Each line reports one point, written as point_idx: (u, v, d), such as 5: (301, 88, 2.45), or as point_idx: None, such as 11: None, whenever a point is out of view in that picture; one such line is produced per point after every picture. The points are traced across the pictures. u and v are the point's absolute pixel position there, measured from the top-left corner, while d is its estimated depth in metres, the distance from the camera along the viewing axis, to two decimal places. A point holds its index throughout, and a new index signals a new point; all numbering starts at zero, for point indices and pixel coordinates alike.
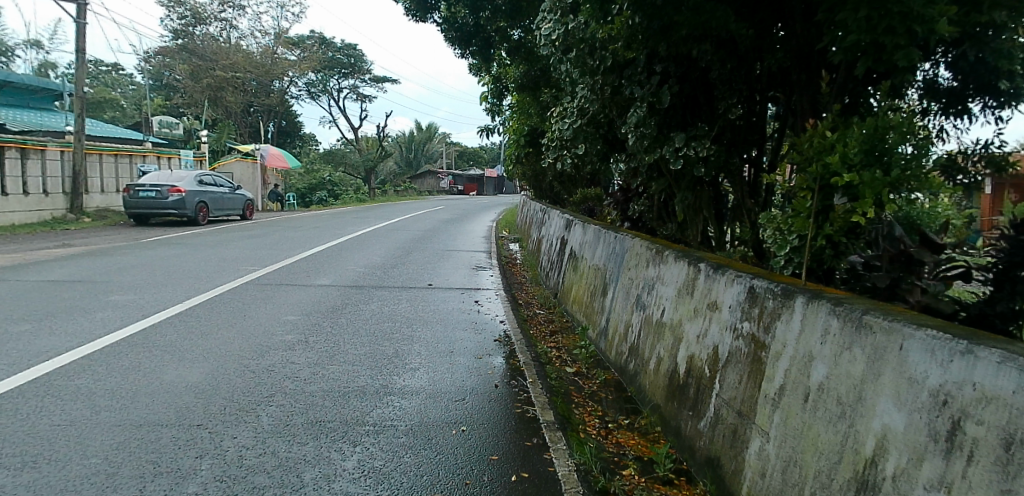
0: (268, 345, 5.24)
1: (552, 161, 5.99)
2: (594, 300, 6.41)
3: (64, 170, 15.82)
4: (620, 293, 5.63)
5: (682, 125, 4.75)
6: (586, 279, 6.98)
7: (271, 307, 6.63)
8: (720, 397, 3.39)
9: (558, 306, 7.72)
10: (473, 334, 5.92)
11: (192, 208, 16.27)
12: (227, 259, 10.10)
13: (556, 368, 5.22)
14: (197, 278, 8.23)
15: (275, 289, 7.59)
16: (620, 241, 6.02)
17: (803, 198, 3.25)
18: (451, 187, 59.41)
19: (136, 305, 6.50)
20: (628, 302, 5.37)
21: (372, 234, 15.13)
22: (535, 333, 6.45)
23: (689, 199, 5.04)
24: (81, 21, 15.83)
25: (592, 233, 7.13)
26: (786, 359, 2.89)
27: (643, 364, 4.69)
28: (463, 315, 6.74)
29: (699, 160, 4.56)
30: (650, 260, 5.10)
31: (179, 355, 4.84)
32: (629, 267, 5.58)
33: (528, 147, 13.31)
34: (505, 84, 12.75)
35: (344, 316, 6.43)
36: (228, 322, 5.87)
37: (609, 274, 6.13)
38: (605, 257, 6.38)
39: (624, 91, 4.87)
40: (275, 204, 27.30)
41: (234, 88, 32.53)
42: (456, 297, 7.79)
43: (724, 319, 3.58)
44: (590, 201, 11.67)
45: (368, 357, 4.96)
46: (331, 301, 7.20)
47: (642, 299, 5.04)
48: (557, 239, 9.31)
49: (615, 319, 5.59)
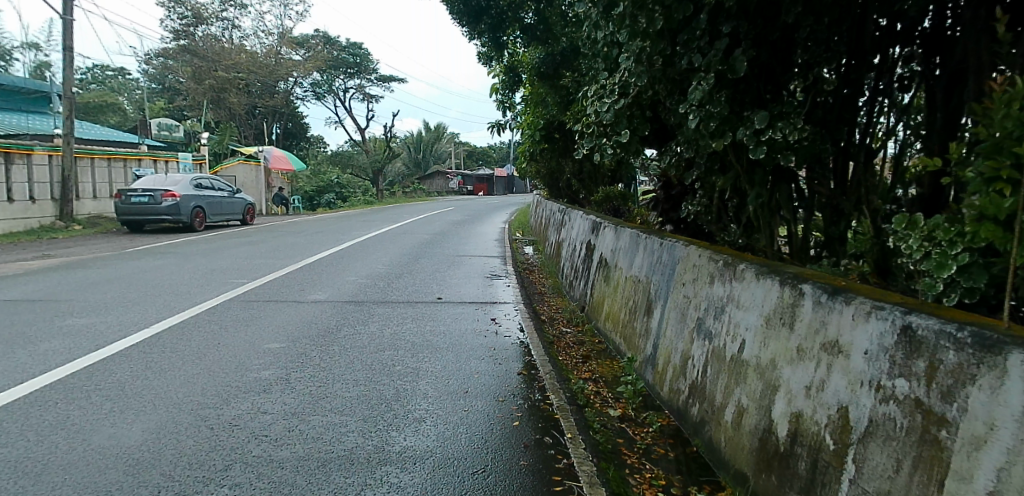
0: (239, 385, 4.23)
1: (585, 153, 4.87)
2: (634, 321, 5.37)
3: (53, 176, 15.00)
4: (672, 314, 4.57)
5: (758, 102, 3.69)
6: (621, 293, 5.92)
7: (253, 332, 5.62)
8: (860, 487, 2.33)
9: (587, 323, 6.68)
10: (490, 364, 4.86)
11: (187, 213, 15.36)
12: (215, 270, 9.12)
13: (598, 411, 4.18)
14: (176, 295, 7.25)
15: (262, 308, 6.59)
16: (669, 250, 4.96)
17: (996, 195, 2.09)
18: (461, 187, 58.62)
19: (93, 331, 5.51)
20: (685, 328, 4.31)
21: (377, 240, 14.16)
22: (565, 359, 5.42)
23: (764, 197, 4.00)
24: (68, 18, 15.01)
25: (629, 238, 6.07)
26: (995, 452, 1.77)
27: (712, 412, 3.64)
28: (478, 338, 5.68)
29: (786, 146, 3.48)
30: (715, 275, 4.03)
31: (123, 404, 3.82)
32: (682, 282, 4.52)
33: (544, 142, 12.31)
34: (518, 72, 11.78)
35: (337, 340, 5.41)
36: (197, 354, 4.87)
37: (654, 290, 5.07)
38: (647, 269, 5.33)
39: (680, 61, 3.83)
40: (280, 208, 26.54)
41: (237, 89, 31.74)
42: (469, 314, 6.74)
43: (856, 367, 2.50)
44: (614, 200, 10.65)
45: (362, 403, 3.94)
46: (324, 321, 6.20)
47: (707, 327, 3.97)
48: (581, 244, 8.26)
49: (667, 347, 4.53)
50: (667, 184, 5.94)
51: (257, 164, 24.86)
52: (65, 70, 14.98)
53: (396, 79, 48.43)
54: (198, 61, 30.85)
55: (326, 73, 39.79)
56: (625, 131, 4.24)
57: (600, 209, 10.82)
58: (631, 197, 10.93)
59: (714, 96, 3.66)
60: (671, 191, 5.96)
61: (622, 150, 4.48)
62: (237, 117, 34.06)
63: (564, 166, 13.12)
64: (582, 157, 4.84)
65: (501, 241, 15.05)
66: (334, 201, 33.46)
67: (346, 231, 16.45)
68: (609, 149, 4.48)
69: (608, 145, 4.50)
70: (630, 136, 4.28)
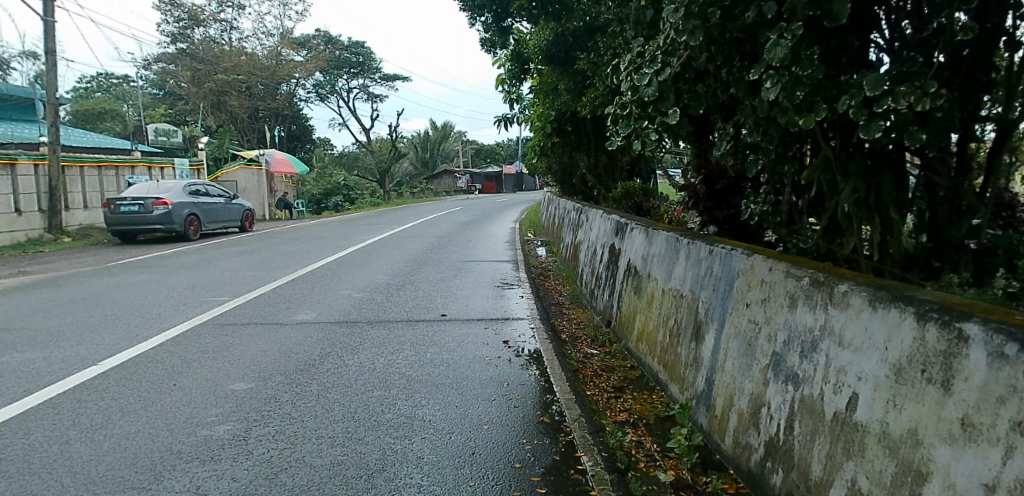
0: (184, 449, 3.29)
1: (620, 142, 3.89)
2: (678, 345, 4.42)
3: (39, 186, 14.23)
4: (734, 343, 3.59)
5: (859, 63, 2.75)
6: (657, 310, 4.97)
7: (219, 368, 4.70)
8: None
9: (614, 342, 5.73)
10: (503, 408, 3.90)
11: (181, 221, 14.55)
12: (197, 286, 8.23)
13: (645, 477, 3.21)
14: (145, 318, 6.35)
15: (238, 334, 5.68)
16: (723, 259, 3.97)
17: None
18: (470, 186, 57.71)
19: (29, 371, 4.59)
20: (755, 364, 3.33)
21: (380, 245, 13.28)
22: (593, 395, 4.46)
23: (862, 192, 3.01)
24: (49, 19, 14.29)
25: (665, 241, 5.11)
26: None
27: (808, 489, 2.66)
28: (489, 369, 4.73)
29: (909, 121, 2.49)
30: (799, 296, 3.04)
31: (21, 485, 2.88)
32: (747, 303, 3.54)
33: (555, 136, 11.36)
34: (525, 59, 10.86)
35: (318, 377, 4.47)
36: (142, 403, 3.94)
37: (704, 309, 4.09)
38: (693, 282, 4.36)
39: (749, 12, 2.84)
40: (284, 213, 25.77)
41: (238, 92, 31.10)
42: (477, 335, 5.78)
43: None
44: (635, 197, 9.74)
45: (336, 476, 2.98)
46: (308, 348, 5.29)
47: (791, 366, 2.99)
48: (603, 248, 7.30)
49: (728, 386, 3.55)
50: (709, 173, 5.02)
51: (258, 168, 24.07)
52: (47, 74, 14.21)
53: (400, 77, 47.56)
54: (197, 64, 30.23)
55: (329, 73, 39.05)
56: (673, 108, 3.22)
57: (619, 207, 9.91)
58: (653, 193, 10.00)
59: (801, 54, 2.67)
60: (714, 184, 5.02)
61: (670, 135, 3.48)
62: (239, 121, 33.35)
63: (578, 162, 12.15)
64: (615, 148, 3.84)
65: (511, 243, 14.11)
66: (342, 204, 32.62)
67: (348, 237, 15.55)
68: (652, 135, 3.47)
69: (650, 129, 3.49)
70: (679, 115, 3.28)
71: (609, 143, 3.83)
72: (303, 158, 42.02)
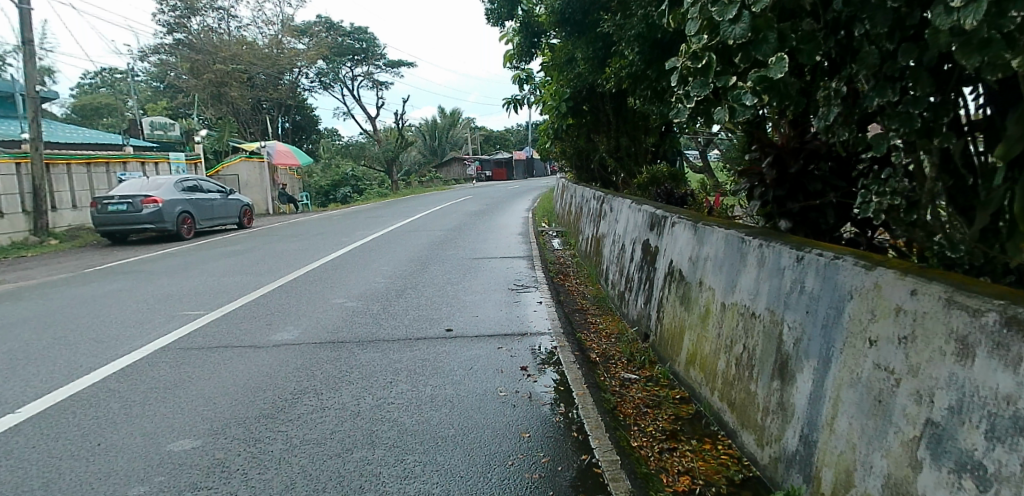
0: None
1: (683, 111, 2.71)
2: (750, 381, 3.38)
3: (22, 186, 13.39)
4: (851, 394, 2.55)
5: None
6: (715, 330, 3.93)
7: (163, 415, 3.73)
8: None
9: (656, 366, 4.69)
10: (523, 481, 2.88)
11: (172, 219, 13.62)
12: (172, 296, 7.28)
13: None
14: (98, 343, 5.38)
15: (201, 363, 4.70)
16: (822, 272, 2.90)
17: None
18: (480, 173, 56.67)
19: None
20: (891, 433, 2.27)
21: (383, 241, 12.29)
22: (642, 448, 3.42)
23: None
24: (25, 7, 13.38)
25: (723, 241, 4.03)
26: None
27: None
28: (504, 412, 3.69)
29: None
30: (980, 342, 1.93)
31: None
32: (870, 340, 2.48)
33: (570, 116, 10.42)
34: (538, 30, 9.73)
35: (286, 430, 3.48)
36: (45, 479, 2.97)
37: (793, 338, 3.04)
38: (773, 299, 3.28)
39: None
40: (288, 206, 24.96)
41: (239, 82, 29.94)
42: (490, 358, 4.73)
43: None
44: (662, 181, 8.65)
45: None
46: (281, 382, 4.30)
47: (967, 449, 1.91)
48: (633, 246, 6.22)
49: (843, 456, 2.51)
50: (780, 154, 4.00)
51: (260, 160, 23.07)
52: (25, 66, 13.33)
53: (405, 63, 46.18)
54: (194, 54, 29.17)
55: (331, 61, 37.90)
56: (779, 54, 2.08)
57: (645, 195, 8.87)
58: (682, 177, 8.89)
59: None
60: (786, 168, 4.00)
61: (773, 97, 2.31)
62: (242, 113, 32.46)
63: (596, 145, 11.05)
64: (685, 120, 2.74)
65: (525, 235, 13.02)
66: (349, 195, 31.58)
67: (351, 232, 14.55)
68: (747, 97, 2.32)
69: (742, 89, 2.32)
70: (786, 64, 2.08)
71: (674, 115, 2.75)
72: (309, 149, 41.02)
